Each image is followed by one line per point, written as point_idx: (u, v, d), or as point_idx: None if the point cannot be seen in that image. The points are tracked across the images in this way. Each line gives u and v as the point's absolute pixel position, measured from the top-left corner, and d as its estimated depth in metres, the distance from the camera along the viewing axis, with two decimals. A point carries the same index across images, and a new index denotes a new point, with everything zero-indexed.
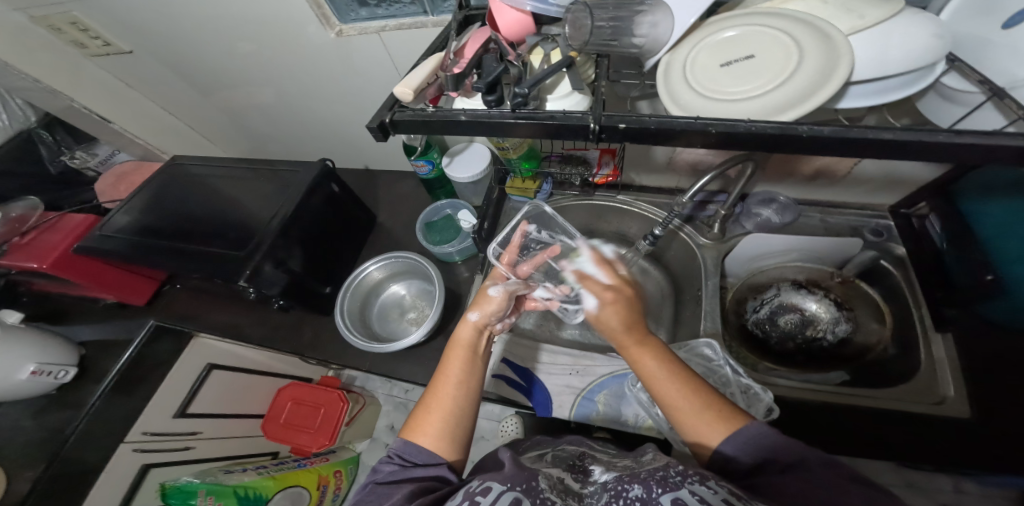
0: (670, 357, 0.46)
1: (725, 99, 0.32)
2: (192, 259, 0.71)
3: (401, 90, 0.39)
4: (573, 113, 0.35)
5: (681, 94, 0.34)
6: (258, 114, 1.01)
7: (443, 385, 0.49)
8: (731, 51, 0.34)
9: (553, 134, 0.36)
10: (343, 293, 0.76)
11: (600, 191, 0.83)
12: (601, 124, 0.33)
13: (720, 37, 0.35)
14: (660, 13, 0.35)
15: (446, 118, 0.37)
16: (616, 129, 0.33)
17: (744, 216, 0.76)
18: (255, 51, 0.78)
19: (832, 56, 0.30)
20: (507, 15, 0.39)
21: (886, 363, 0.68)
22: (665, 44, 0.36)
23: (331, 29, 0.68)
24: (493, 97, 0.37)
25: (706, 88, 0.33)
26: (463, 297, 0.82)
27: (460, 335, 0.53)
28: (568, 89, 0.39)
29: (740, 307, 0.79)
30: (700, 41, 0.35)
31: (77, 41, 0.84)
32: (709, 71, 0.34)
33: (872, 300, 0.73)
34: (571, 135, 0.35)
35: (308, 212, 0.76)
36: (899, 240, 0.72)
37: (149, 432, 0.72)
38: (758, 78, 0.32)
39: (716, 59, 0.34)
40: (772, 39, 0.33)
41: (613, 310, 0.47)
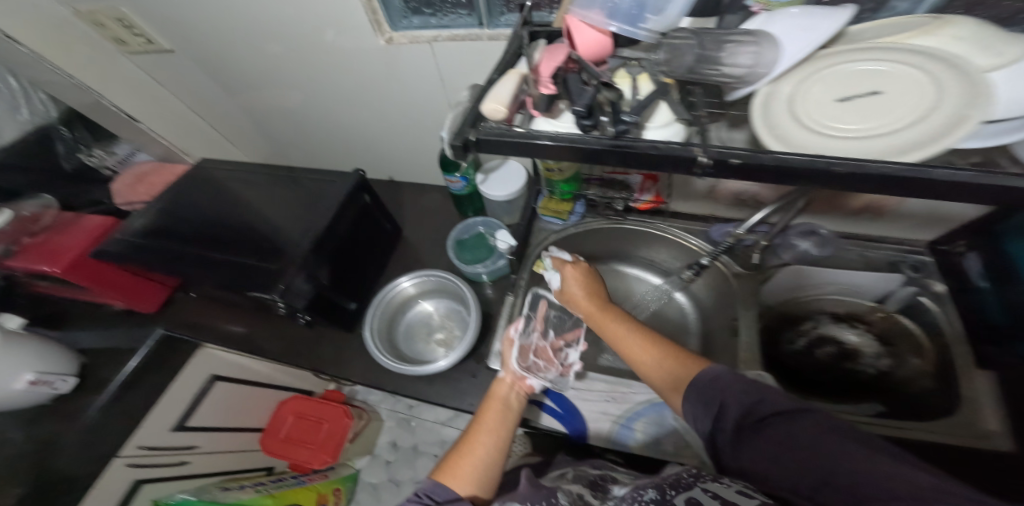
0: (627, 319, 0.60)
1: (842, 137, 0.30)
2: (220, 270, 0.67)
3: (491, 108, 0.36)
4: (675, 143, 0.31)
5: (795, 131, 0.32)
6: (284, 117, 0.98)
7: (478, 430, 0.57)
8: (852, 85, 0.32)
9: (652, 167, 0.32)
10: (373, 310, 0.73)
11: (632, 215, 0.82)
12: (711, 157, 0.29)
13: (838, 70, 0.33)
14: (765, 43, 0.32)
15: (538, 142, 0.34)
16: (729, 164, 0.29)
17: (783, 247, 0.73)
18: (294, 54, 0.76)
19: (969, 98, 0.29)
20: (586, 36, 0.40)
21: (925, 401, 0.66)
22: (767, 76, 0.34)
23: (382, 35, 0.66)
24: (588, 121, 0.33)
25: (822, 123, 0.31)
26: (494, 320, 0.79)
27: (497, 390, 0.62)
28: (667, 119, 0.34)
29: (776, 339, 0.77)
30: (815, 73, 0.33)
31: (119, 36, 0.83)
32: (823, 104, 0.32)
33: (912, 334, 0.71)
34: (667, 167, 0.32)
35: (341, 226, 0.73)
36: (939, 277, 0.70)
37: (145, 447, 0.67)
38: (887, 115, 0.30)
39: (833, 93, 0.32)
40: (899, 75, 0.31)
41: (574, 281, 0.67)
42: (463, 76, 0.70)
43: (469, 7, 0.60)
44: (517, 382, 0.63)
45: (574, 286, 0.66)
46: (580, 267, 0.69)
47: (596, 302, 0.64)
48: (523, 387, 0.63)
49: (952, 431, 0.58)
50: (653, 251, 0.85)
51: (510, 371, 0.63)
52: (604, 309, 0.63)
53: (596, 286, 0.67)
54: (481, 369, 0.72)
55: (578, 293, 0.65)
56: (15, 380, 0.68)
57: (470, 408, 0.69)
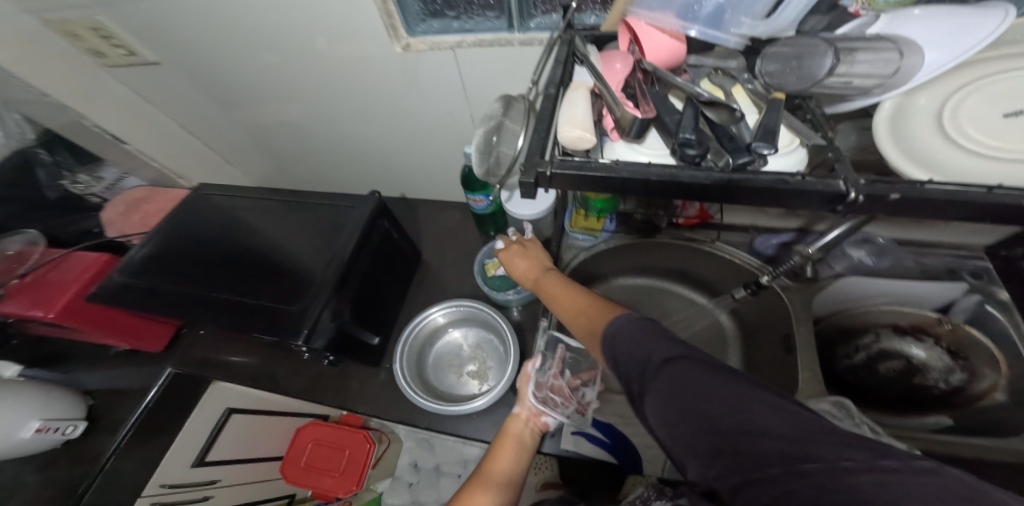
0: (571, 286, 0.50)
1: (1011, 160, 0.26)
2: (238, 314, 0.62)
3: (574, 136, 0.31)
4: (805, 175, 0.26)
5: (947, 154, 0.28)
6: (284, 131, 0.91)
7: (488, 478, 0.52)
8: (1019, 99, 0.28)
9: (776, 204, 0.27)
10: (404, 344, 0.69)
11: (666, 229, 0.78)
12: (863, 192, 0.24)
13: (992, 84, 0.29)
14: (910, 57, 0.28)
15: (633, 173, 0.28)
16: (885, 200, 0.24)
17: (835, 257, 0.68)
18: (304, 68, 0.69)
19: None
20: (659, 42, 0.35)
21: (1003, 416, 0.59)
22: (903, 87, 0.29)
23: (398, 42, 0.59)
24: (695, 151, 0.27)
25: (987, 141, 0.27)
26: (530, 346, 0.75)
27: (510, 428, 0.57)
28: (792, 142, 0.29)
29: (830, 353, 0.73)
30: (972, 82, 0.29)
31: (96, 48, 0.72)
32: (985, 118, 0.28)
33: (982, 346, 0.64)
34: (799, 204, 0.26)
35: (364, 255, 0.66)
36: (1002, 284, 0.62)
37: (167, 485, 0.58)
38: None
39: (996, 107, 0.28)
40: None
41: (515, 261, 0.57)
42: (488, 85, 0.64)
43: (499, 8, 0.53)
44: (532, 417, 0.58)
45: (518, 264, 0.57)
46: (516, 243, 0.60)
47: (540, 276, 0.54)
48: (538, 423, 0.58)
49: None
50: (690, 265, 0.80)
51: (525, 408, 0.58)
52: (548, 282, 0.53)
53: (542, 257, 0.57)
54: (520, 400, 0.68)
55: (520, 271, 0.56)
56: (23, 429, 0.63)
57: None
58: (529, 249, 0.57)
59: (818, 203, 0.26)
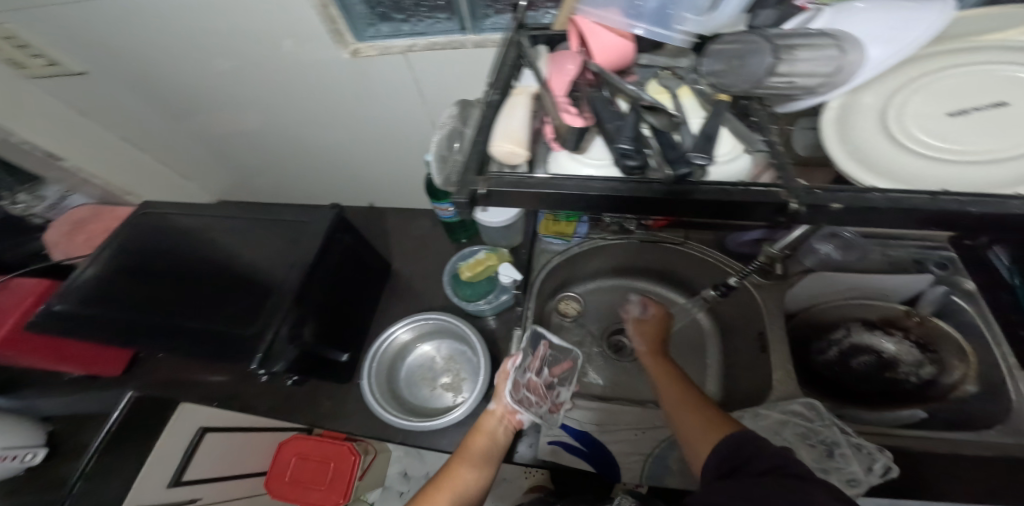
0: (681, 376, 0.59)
1: (958, 160, 0.25)
2: (188, 338, 0.58)
3: (508, 150, 0.30)
4: (751, 183, 0.24)
5: (897, 154, 0.27)
6: (242, 141, 0.88)
7: (459, 466, 0.58)
8: (960, 99, 0.28)
9: (724, 214, 0.26)
10: (371, 362, 0.66)
11: (639, 230, 0.77)
12: (806, 203, 0.23)
13: (935, 84, 0.28)
14: (851, 52, 0.27)
15: (571, 187, 0.26)
16: (828, 209, 0.23)
17: (804, 252, 0.69)
18: (267, 81, 0.67)
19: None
20: (607, 41, 0.33)
21: (973, 407, 0.59)
22: (844, 87, 0.28)
23: (346, 47, 0.56)
24: (635, 161, 0.26)
25: (933, 141, 0.26)
26: (504, 355, 0.74)
27: (485, 423, 0.62)
28: (735, 149, 0.28)
29: (805, 348, 0.73)
30: (912, 81, 0.29)
31: (17, 60, 0.67)
32: (931, 117, 0.27)
33: (951, 339, 0.65)
34: (747, 214, 0.25)
35: (325, 269, 0.63)
36: (967, 274, 0.64)
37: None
38: (1010, 133, 0.25)
39: (941, 106, 0.28)
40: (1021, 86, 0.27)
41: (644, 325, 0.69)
42: (446, 89, 0.62)
43: (448, 9, 0.51)
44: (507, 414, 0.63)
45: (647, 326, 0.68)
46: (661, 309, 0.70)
47: (658, 348, 0.65)
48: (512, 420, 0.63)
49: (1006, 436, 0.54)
50: (666, 264, 0.81)
51: (501, 406, 0.62)
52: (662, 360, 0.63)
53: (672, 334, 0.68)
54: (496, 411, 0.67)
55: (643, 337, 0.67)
56: None
57: None
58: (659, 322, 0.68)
59: (764, 213, 0.24)
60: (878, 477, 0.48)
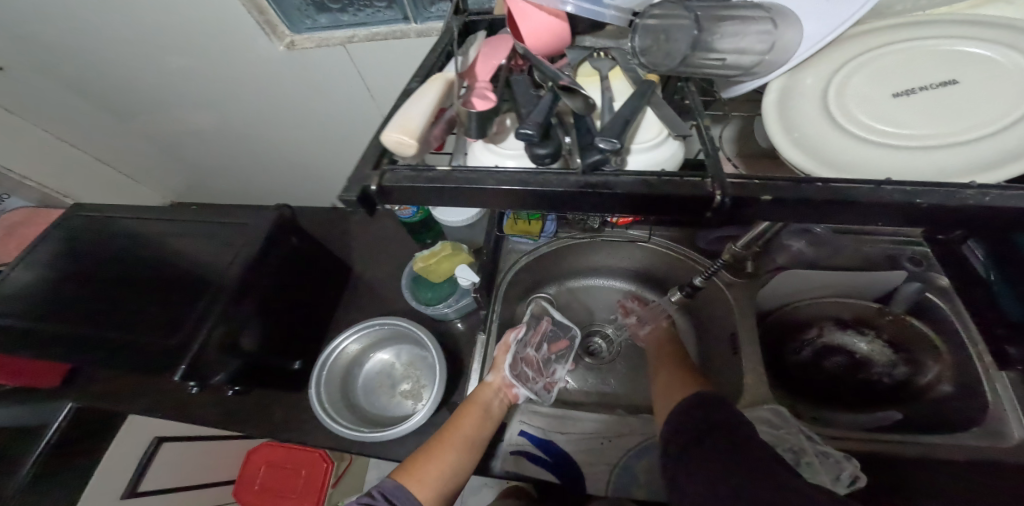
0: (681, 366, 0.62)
1: (899, 143, 0.25)
2: (111, 350, 0.53)
3: (394, 139, 0.24)
4: (672, 172, 0.22)
5: (831, 137, 0.26)
6: (191, 139, 0.83)
7: (450, 434, 0.56)
8: (909, 78, 0.27)
9: (646, 211, 0.22)
10: (318, 373, 0.62)
11: (610, 229, 0.74)
12: (730, 195, 0.20)
13: (881, 62, 0.28)
14: (787, 26, 0.26)
15: (471, 182, 0.23)
16: (757, 203, 0.20)
17: (775, 248, 0.67)
18: (206, 74, 0.63)
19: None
20: (538, 21, 0.30)
21: (946, 408, 0.57)
22: (782, 66, 0.28)
23: (280, 39, 0.54)
24: (546, 151, 0.23)
25: (876, 122, 0.25)
26: (467, 361, 0.70)
27: (481, 395, 0.61)
28: (662, 133, 0.25)
29: (777, 348, 0.70)
30: (860, 61, 0.28)
31: None
32: (874, 98, 0.27)
33: (925, 337, 0.62)
34: (670, 210, 0.22)
35: (268, 274, 0.59)
36: (940, 269, 0.62)
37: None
38: (954, 112, 0.25)
39: (887, 87, 0.27)
40: (972, 65, 0.26)
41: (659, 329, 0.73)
42: (394, 81, 0.58)
43: None
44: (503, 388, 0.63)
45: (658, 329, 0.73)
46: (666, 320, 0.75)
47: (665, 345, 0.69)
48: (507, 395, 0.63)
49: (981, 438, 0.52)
50: (640, 263, 0.77)
51: (498, 378, 0.63)
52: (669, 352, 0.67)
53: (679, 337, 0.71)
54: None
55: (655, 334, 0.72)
56: None
57: None
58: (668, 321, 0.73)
59: (688, 208, 0.21)
60: (845, 487, 0.48)
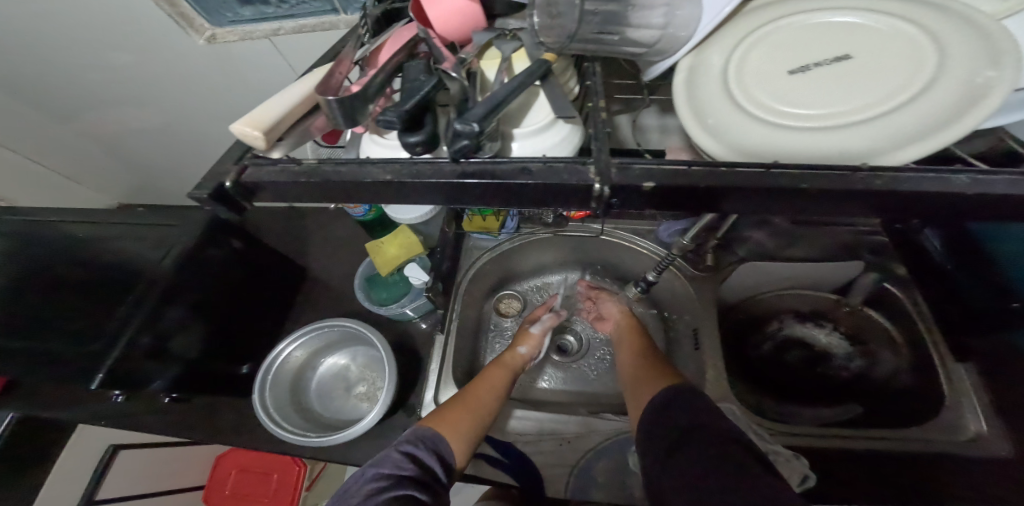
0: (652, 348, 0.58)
1: (801, 124, 0.23)
2: (20, 365, 0.48)
3: (238, 129, 0.22)
4: (557, 158, 0.21)
5: (722, 114, 0.25)
6: (128, 133, 0.77)
7: (482, 385, 0.55)
8: (807, 54, 0.25)
9: (531, 202, 0.21)
10: (259, 381, 0.59)
11: (575, 222, 0.71)
12: (611, 185, 0.19)
13: (776, 35, 0.27)
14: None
15: (352, 176, 0.21)
16: (641, 190, 0.20)
17: (734, 241, 0.66)
18: (139, 64, 0.60)
19: (981, 59, 0.21)
20: (446, 3, 0.28)
21: (908, 400, 0.57)
22: (685, 43, 0.28)
23: (199, 33, 0.54)
24: (416, 138, 0.20)
25: (777, 103, 0.24)
26: (426, 362, 0.68)
27: (509, 358, 0.62)
28: (551, 118, 0.25)
29: (741, 343, 0.68)
30: (760, 36, 0.27)
31: None
32: (772, 77, 0.25)
33: (882, 329, 0.63)
34: (551, 200, 0.21)
35: (208, 276, 0.55)
36: (898, 258, 0.63)
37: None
38: (852, 86, 0.23)
39: (785, 63, 0.25)
40: (866, 34, 0.25)
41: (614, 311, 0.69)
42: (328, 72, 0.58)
43: None
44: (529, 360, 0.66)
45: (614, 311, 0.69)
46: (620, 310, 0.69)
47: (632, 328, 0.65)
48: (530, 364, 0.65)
49: (939, 431, 0.51)
50: (608, 257, 0.76)
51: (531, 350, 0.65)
52: (635, 335, 0.63)
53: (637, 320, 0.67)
54: (414, 424, 0.62)
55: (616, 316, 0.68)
56: None
57: None
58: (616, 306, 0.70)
59: (571, 198, 0.21)
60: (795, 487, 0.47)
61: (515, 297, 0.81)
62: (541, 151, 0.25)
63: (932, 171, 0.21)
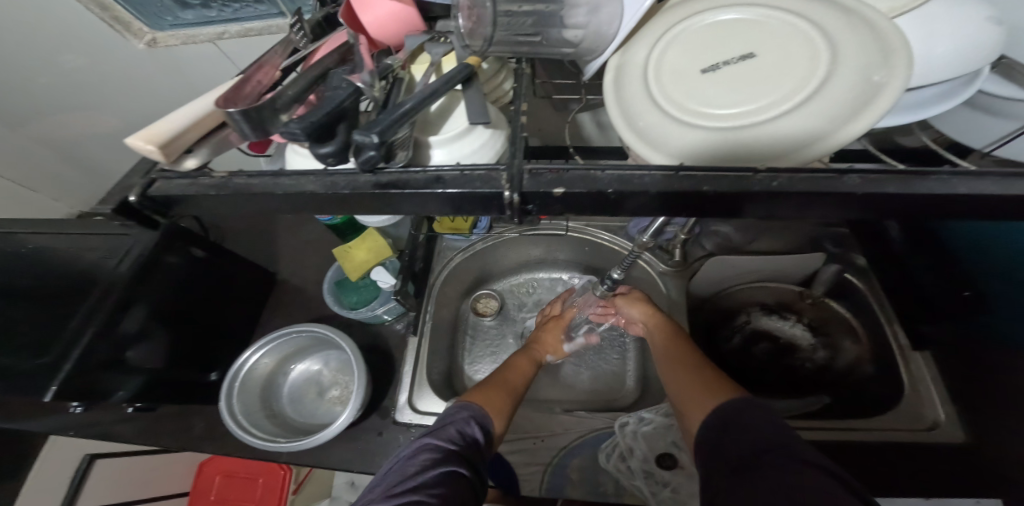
0: (691, 346, 0.51)
1: (713, 122, 0.23)
2: None
3: (133, 142, 0.23)
4: (476, 166, 0.23)
5: (645, 114, 0.25)
6: (86, 138, 0.75)
7: (513, 374, 0.56)
8: (719, 51, 0.25)
9: (454, 207, 0.23)
10: (224, 392, 0.57)
11: (545, 221, 0.71)
12: (521, 191, 0.21)
13: (691, 31, 0.26)
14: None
15: (290, 189, 0.24)
16: (552, 197, 0.22)
17: (703, 235, 0.67)
18: (94, 67, 0.59)
19: (876, 58, 0.21)
20: (380, 8, 0.28)
21: (873, 389, 0.58)
22: (611, 42, 0.28)
23: (139, 38, 0.55)
24: (327, 150, 0.21)
25: (689, 102, 0.24)
26: (399, 364, 0.67)
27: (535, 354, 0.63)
28: (465, 127, 0.28)
29: (712, 336, 0.68)
30: (675, 35, 0.27)
31: None
32: (686, 76, 0.25)
33: (845, 320, 0.65)
34: (473, 207, 0.23)
35: (168, 283, 0.54)
36: (858, 250, 0.64)
37: None
38: (762, 81, 0.23)
39: (698, 61, 0.25)
40: (773, 32, 0.25)
41: (634, 304, 0.62)
42: None
43: None
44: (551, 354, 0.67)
45: (633, 308, 0.62)
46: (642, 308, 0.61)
47: (665, 324, 0.56)
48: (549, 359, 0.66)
49: (900, 421, 0.52)
50: (581, 254, 0.76)
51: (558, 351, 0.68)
52: (672, 334, 0.54)
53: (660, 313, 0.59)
54: (389, 426, 0.62)
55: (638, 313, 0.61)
56: None
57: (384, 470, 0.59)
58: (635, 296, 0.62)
59: (494, 205, 0.23)
60: None
61: (493, 295, 0.80)
62: (458, 156, 0.28)
63: (824, 172, 0.21)
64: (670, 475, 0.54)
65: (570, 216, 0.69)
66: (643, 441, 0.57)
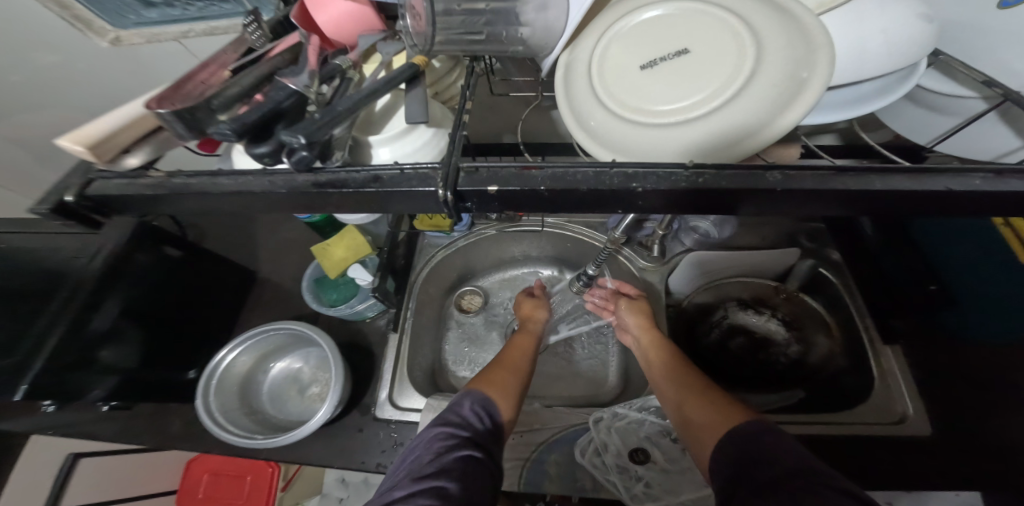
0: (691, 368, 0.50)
1: (652, 120, 0.23)
2: None
3: (65, 145, 0.23)
4: (422, 164, 0.24)
5: (591, 113, 0.25)
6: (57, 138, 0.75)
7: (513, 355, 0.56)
8: (657, 47, 0.25)
9: (402, 203, 0.23)
10: (201, 393, 0.57)
11: (525, 218, 0.72)
12: (454, 189, 0.22)
13: (632, 25, 0.27)
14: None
15: (237, 187, 0.24)
16: (487, 194, 0.22)
17: (681, 231, 0.68)
18: (63, 64, 0.58)
19: (802, 52, 0.22)
20: (336, 9, 0.29)
21: (847, 383, 0.59)
22: (558, 39, 0.29)
23: (102, 36, 0.55)
24: (261, 150, 0.22)
25: (630, 100, 0.24)
26: (379, 361, 0.67)
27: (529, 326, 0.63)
28: (405, 126, 0.29)
29: (690, 331, 0.68)
30: (618, 31, 0.27)
31: None
32: (628, 73, 0.25)
33: (817, 314, 0.66)
34: (421, 204, 0.24)
35: (140, 282, 0.54)
36: (834, 245, 0.66)
37: None
38: (698, 77, 0.23)
39: (638, 58, 0.25)
40: (707, 25, 0.25)
41: (631, 311, 0.61)
42: None
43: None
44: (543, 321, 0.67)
45: (631, 316, 0.61)
46: (638, 316, 0.60)
47: (664, 345, 0.55)
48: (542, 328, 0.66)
49: (870, 414, 0.53)
50: (562, 250, 0.77)
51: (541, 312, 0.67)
52: (673, 356, 0.53)
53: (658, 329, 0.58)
54: (369, 422, 0.61)
55: (637, 324, 0.59)
56: None
57: (364, 466, 0.59)
58: (634, 305, 0.61)
59: (438, 202, 0.23)
60: None
61: (477, 292, 0.80)
62: (399, 155, 0.29)
63: (750, 167, 0.22)
64: (643, 469, 0.55)
65: (546, 213, 0.70)
66: (618, 436, 0.57)
